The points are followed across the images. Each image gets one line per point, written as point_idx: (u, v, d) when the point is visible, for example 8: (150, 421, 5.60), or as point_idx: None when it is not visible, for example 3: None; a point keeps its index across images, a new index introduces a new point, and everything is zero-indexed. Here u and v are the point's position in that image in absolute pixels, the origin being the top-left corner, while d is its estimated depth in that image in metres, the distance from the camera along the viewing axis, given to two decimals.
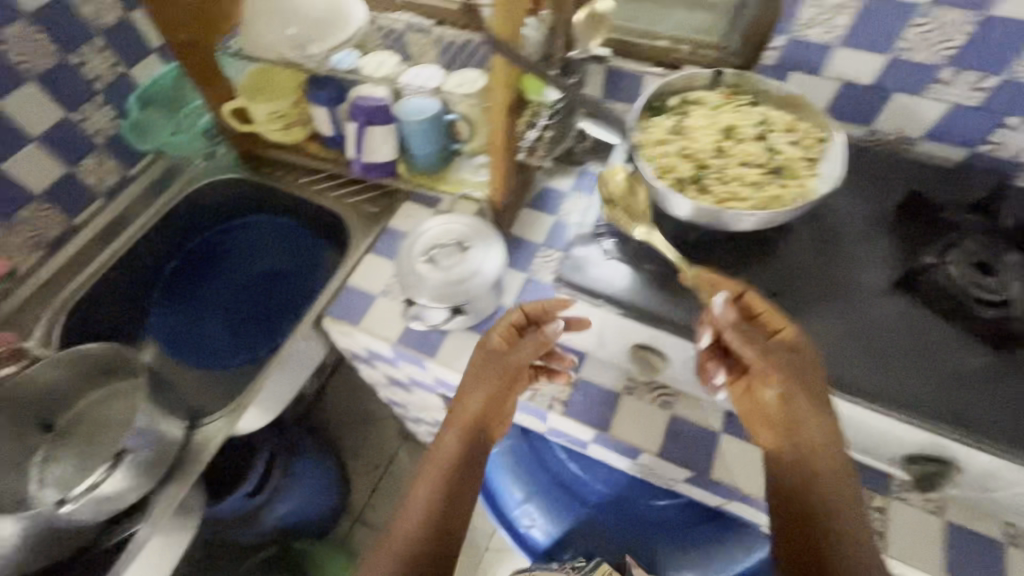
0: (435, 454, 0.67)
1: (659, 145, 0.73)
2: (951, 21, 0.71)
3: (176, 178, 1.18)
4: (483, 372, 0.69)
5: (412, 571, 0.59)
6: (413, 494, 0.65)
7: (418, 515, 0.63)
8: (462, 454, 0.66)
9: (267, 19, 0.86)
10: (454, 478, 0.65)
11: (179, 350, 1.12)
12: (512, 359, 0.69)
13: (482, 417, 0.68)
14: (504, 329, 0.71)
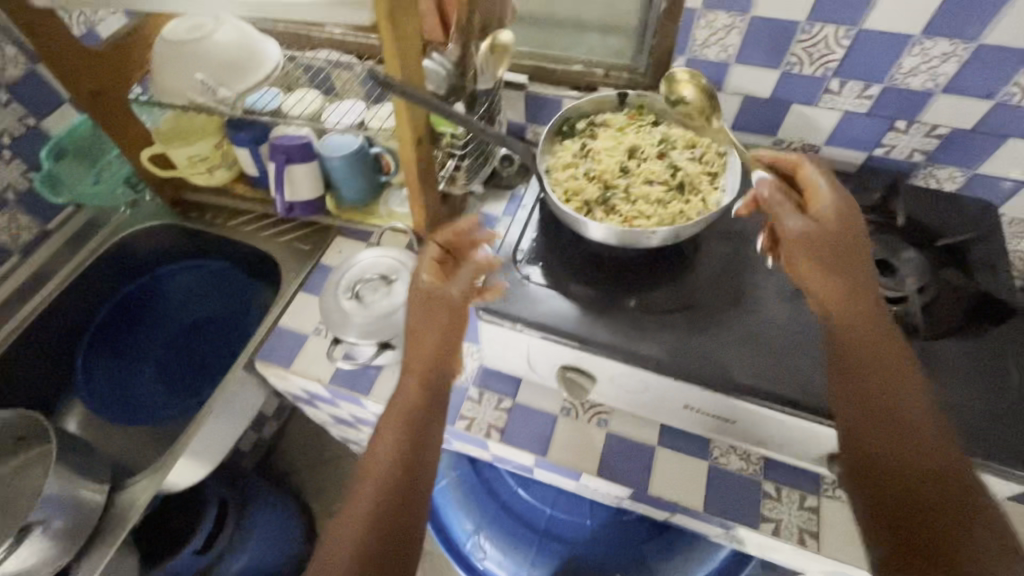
0: (402, 402, 0.61)
1: (567, 170, 0.75)
2: (828, 35, 0.75)
3: (100, 229, 1.13)
4: (427, 309, 0.64)
5: (380, 533, 0.52)
6: (374, 452, 0.58)
7: (386, 468, 0.56)
8: (420, 399, 0.61)
9: (176, 66, 0.86)
10: (415, 425, 0.59)
11: (107, 407, 1.06)
12: (451, 290, 0.65)
13: (438, 355, 0.63)
14: (432, 261, 0.68)
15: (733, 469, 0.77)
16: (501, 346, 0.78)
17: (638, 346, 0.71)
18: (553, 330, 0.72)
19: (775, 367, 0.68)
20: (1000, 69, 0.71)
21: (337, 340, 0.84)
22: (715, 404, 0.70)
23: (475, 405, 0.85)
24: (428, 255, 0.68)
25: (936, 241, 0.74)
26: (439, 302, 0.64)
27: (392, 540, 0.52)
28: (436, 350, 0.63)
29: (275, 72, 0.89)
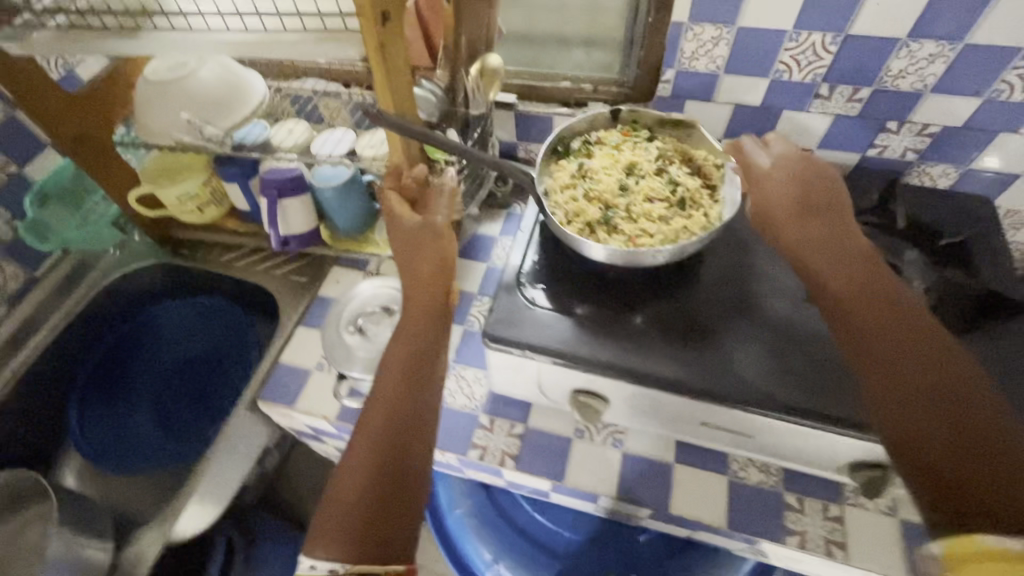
0: (406, 331, 0.71)
1: (566, 191, 0.75)
2: (815, 42, 0.75)
3: (89, 272, 1.10)
4: (415, 248, 0.74)
5: (392, 441, 0.64)
6: (384, 372, 0.69)
7: (392, 384, 0.68)
8: (422, 327, 0.71)
9: (159, 107, 0.84)
10: (416, 353, 0.70)
11: (106, 456, 1.03)
12: (428, 226, 0.74)
13: (434, 290, 0.72)
14: (398, 203, 0.76)
15: (752, 482, 0.76)
16: (510, 372, 0.77)
17: (645, 364, 0.70)
18: (563, 354, 0.71)
19: (787, 375, 0.68)
20: (987, 67, 0.72)
21: (341, 376, 0.83)
22: (734, 419, 0.70)
23: (486, 432, 0.84)
24: (391, 199, 0.76)
25: (938, 239, 0.74)
26: (423, 241, 0.74)
27: (400, 443, 0.64)
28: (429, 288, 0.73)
29: (263, 106, 0.88)
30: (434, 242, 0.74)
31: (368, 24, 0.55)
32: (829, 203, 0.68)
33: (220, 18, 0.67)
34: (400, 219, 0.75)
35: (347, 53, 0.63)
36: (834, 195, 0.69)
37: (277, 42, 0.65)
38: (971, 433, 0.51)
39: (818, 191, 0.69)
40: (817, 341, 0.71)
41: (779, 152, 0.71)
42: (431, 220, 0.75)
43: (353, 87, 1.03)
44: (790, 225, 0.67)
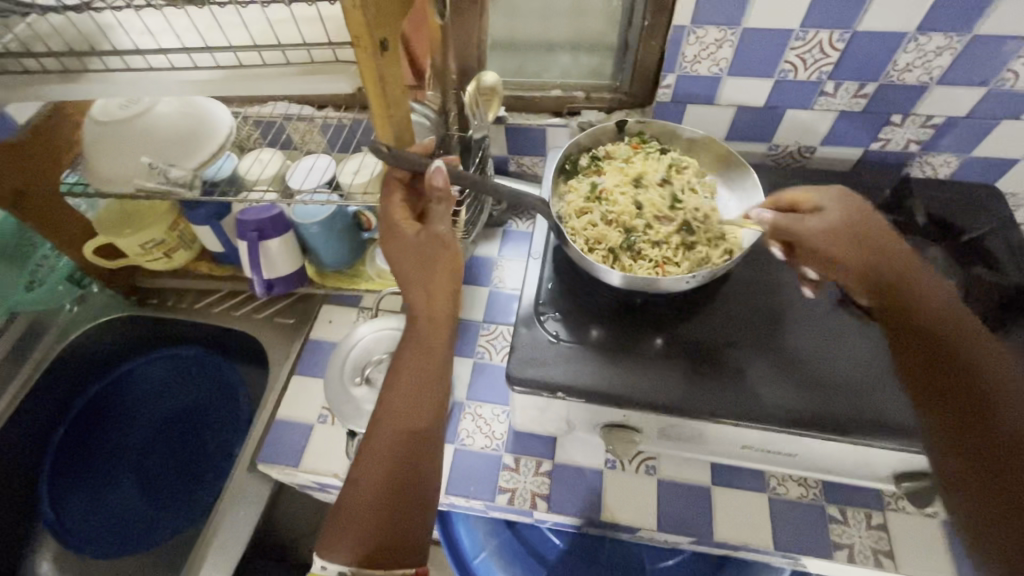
0: (414, 353, 0.61)
1: (583, 215, 0.73)
2: (823, 39, 0.73)
3: (47, 334, 0.99)
4: (422, 263, 0.61)
5: (397, 473, 0.57)
6: (389, 397, 0.60)
7: (401, 414, 0.59)
8: (433, 348, 0.61)
9: (112, 151, 0.74)
10: (427, 382, 0.60)
11: (86, 536, 0.93)
12: (435, 238, 0.60)
13: (446, 305, 0.61)
14: (400, 204, 0.63)
15: (793, 498, 0.75)
16: (537, 412, 0.73)
17: (678, 392, 0.67)
18: (596, 393, 0.67)
19: (824, 390, 0.66)
20: (993, 57, 0.71)
21: (351, 432, 0.76)
22: (775, 442, 0.67)
23: (513, 473, 0.79)
24: (393, 201, 0.63)
25: (958, 236, 0.78)
26: (431, 256, 0.60)
27: (409, 479, 0.58)
28: (438, 306, 0.61)
29: (231, 138, 0.78)
30: (446, 254, 0.61)
31: (366, 51, 0.49)
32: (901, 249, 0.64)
33: (182, 51, 0.59)
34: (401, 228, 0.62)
35: (337, 85, 0.56)
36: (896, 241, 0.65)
37: (253, 76, 0.57)
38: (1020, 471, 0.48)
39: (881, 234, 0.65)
40: (838, 345, 0.70)
41: (843, 203, 0.67)
42: (433, 232, 0.60)
43: (327, 108, 0.95)
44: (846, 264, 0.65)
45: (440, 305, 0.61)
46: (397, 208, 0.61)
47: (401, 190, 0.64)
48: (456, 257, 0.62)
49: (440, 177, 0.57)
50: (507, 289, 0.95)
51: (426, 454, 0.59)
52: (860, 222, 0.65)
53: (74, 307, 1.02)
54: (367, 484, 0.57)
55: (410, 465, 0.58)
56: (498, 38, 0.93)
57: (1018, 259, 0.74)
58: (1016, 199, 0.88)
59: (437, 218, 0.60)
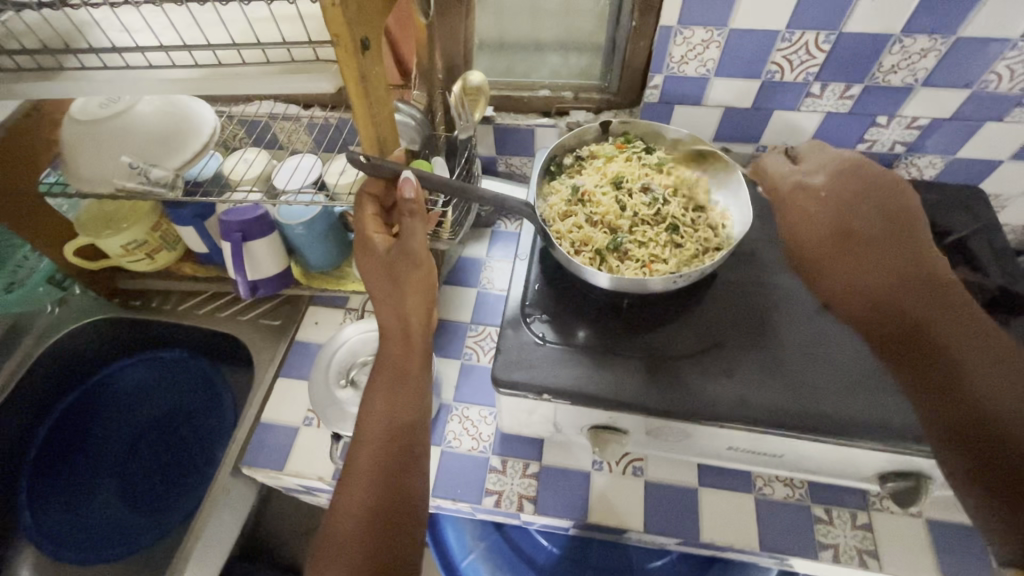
0: (387, 370, 0.62)
1: (568, 217, 0.73)
2: (808, 41, 0.73)
3: (28, 335, 0.97)
4: (392, 278, 0.62)
5: (384, 490, 0.56)
6: (368, 417, 0.61)
7: (382, 429, 0.60)
8: (409, 361, 0.62)
9: (92, 151, 0.73)
10: (404, 395, 0.61)
11: (68, 542, 0.92)
12: (408, 254, 0.61)
13: (418, 320, 0.63)
14: (372, 217, 0.64)
15: (778, 498, 0.75)
16: (523, 414, 0.73)
17: (665, 394, 0.67)
18: (582, 395, 0.67)
19: (806, 391, 0.66)
20: (976, 59, 0.71)
21: (336, 435, 0.75)
22: (760, 442, 0.67)
23: (500, 475, 0.78)
24: (365, 214, 0.64)
25: (943, 238, 0.78)
26: (403, 271, 0.61)
27: (397, 492, 0.56)
28: (412, 323, 0.63)
29: (214, 138, 0.77)
30: (419, 271, 0.62)
31: (347, 50, 0.48)
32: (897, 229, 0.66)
33: (160, 49, 0.58)
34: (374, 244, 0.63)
35: (320, 84, 0.55)
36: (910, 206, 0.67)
37: (233, 76, 0.56)
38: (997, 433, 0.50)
39: (875, 208, 0.67)
40: (820, 353, 0.69)
41: (828, 183, 0.69)
42: (407, 248, 0.61)
43: (313, 107, 0.94)
44: (817, 248, 0.68)
45: (413, 322, 0.63)
46: (370, 220, 0.62)
47: (374, 204, 0.65)
48: (428, 273, 0.63)
49: (411, 184, 0.58)
50: (495, 289, 0.95)
51: (411, 467, 0.58)
52: (850, 197, 0.68)
53: (55, 309, 1.00)
54: (355, 505, 0.55)
55: (397, 479, 0.57)
56: (485, 38, 0.92)
57: (1000, 259, 0.75)
58: (999, 200, 0.89)
59: (408, 233, 0.61)
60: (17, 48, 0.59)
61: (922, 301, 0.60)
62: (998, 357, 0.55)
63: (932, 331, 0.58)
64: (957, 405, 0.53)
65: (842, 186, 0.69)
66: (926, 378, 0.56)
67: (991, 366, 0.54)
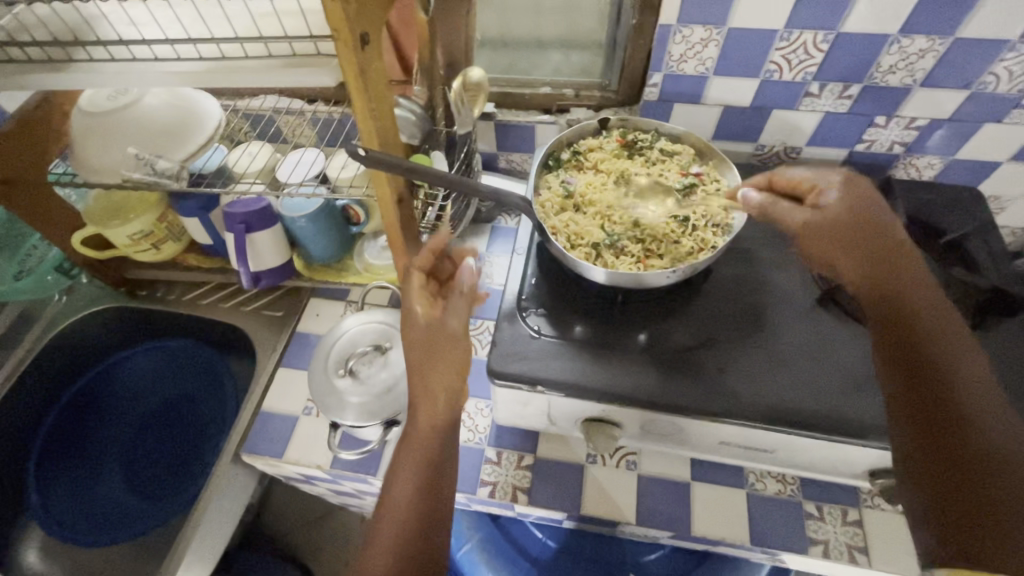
0: (411, 448, 0.57)
1: (562, 212, 0.74)
2: (807, 40, 0.73)
3: (37, 322, 1.00)
4: (429, 349, 0.59)
5: None
6: (388, 502, 0.55)
7: (404, 514, 0.54)
8: (435, 441, 0.58)
9: (100, 141, 0.74)
10: (431, 477, 0.56)
11: (74, 525, 0.94)
12: (447, 333, 0.60)
13: (449, 397, 0.58)
14: (419, 289, 0.64)
15: (770, 493, 0.76)
16: (519, 406, 0.74)
17: (655, 385, 0.68)
18: (574, 386, 0.68)
19: (804, 391, 0.66)
20: (975, 60, 0.71)
21: (334, 425, 0.76)
22: (754, 437, 0.68)
23: (494, 467, 0.80)
24: (413, 283, 0.64)
25: (938, 237, 0.79)
26: (443, 346, 0.59)
27: None
28: (444, 400, 0.58)
29: (220, 131, 0.79)
30: (458, 350, 0.60)
31: (348, 44, 0.49)
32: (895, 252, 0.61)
33: (167, 43, 0.59)
34: (415, 315, 0.62)
35: (321, 79, 0.56)
36: (897, 230, 0.63)
37: (238, 69, 0.58)
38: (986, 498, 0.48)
39: (873, 226, 0.62)
40: (823, 357, 0.69)
41: (841, 186, 0.65)
42: (447, 324, 0.61)
43: (317, 102, 0.95)
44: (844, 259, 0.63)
45: (444, 399, 0.58)
46: (417, 289, 0.63)
47: (420, 277, 0.65)
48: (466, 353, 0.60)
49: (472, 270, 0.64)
50: (494, 284, 0.95)
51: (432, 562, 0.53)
52: (858, 217, 0.63)
53: (64, 297, 1.02)
54: None
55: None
56: (488, 35, 0.93)
57: (998, 262, 0.75)
58: (998, 201, 0.89)
59: (454, 313, 0.62)
60: (28, 40, 0.60)
61: (928, 329, 0.56)
62: (993, 408, 0.52)
63: (944, 373, 0.54)
64: (949, 455, 0.50)
65: (861, 206, 0.63)
66: (925, 414, 0.53)
67: (994, 422, 0.51)
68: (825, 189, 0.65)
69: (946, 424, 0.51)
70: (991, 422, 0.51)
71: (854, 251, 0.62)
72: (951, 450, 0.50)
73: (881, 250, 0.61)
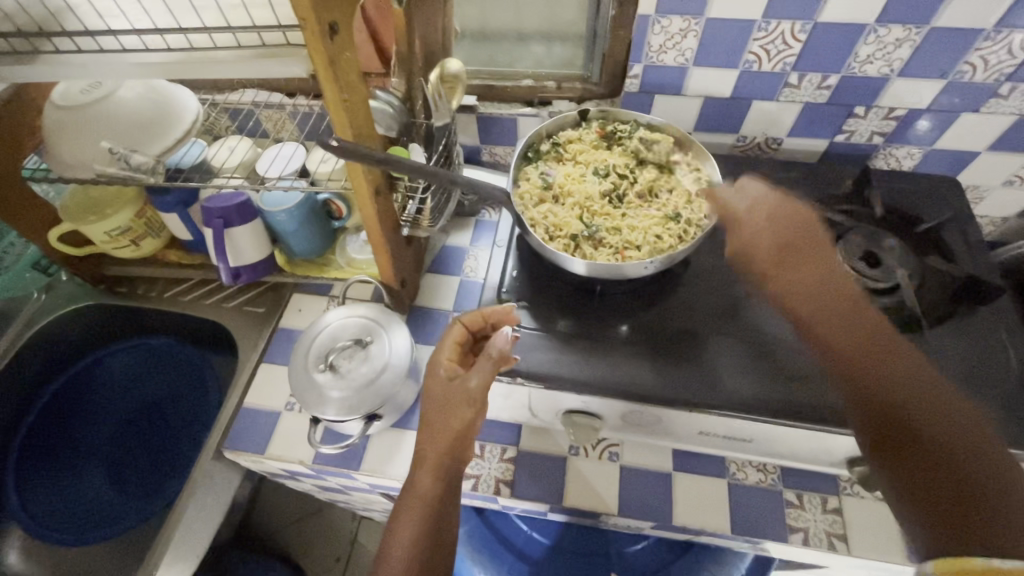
0: (413, 498, 0.62)
1: (541, 204, 0.74)
2: (785, 30, 0.73)
3: (14, 320, 0.99)
4: (444, 409, 0.60)
5: None
6: (390, 546, 0.60)
7: (403, 560, 0.59)
8: (434, 498, 0.62)
9: (72, 136, 0.73)
10: (431, 528, 0.61)
11: (54, 524, 0.93)
12: (464, 392, 0.60)
13: (449, 458, 0.62)
14: (456, 343, 0.66)
15: (751, 482, 0.76)
16: (500, 399, 0.73)
17: (634, 376, 0.68)
18: (554, 379, 0.68)
19: (781, 381, 0.67)
20: (950, 49, 0.72)
21: (315, 419, 0.76)
22: (735, 428, 0.68)
23: (477, 460, 0.79)
24: (449, 335, 0.66)
25: (916, 226, 0.79)
26: (456, 409, 0.60)
27: None
28: (448, 456, 0.62)
29: (197, 124, 0.78)
30: (468, 411, 0.60)
31: (315, 33, 0.49)
32: (816, 253, 0.65)
33: (135, 34, 0.59)
34: (440, 365, 0.63)
35: (292, 69, 0.56)
36: (815, 236, 0.66)
37: (207, 59, 0.57)
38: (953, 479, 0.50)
39: (796, 237, 0.66)
40: (806, 345, 0.69)
41: (750, 198, 0.68)
42: (466, 386, 0.60)
43: (297, 96, 0.94)
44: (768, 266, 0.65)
45: (450, 455, 0.62)
46: (452, 344, 0.65)
47: (459, 332, 0.66)
48: (478, 416, 0.61)
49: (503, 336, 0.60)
50: (478, 278, 0.95)
51: None
52: (776, 230, 0.66)
53: (42, 295, 1.01)
54: None
55: None
56: (468, 27, 0.93)
57: (974, 251, 0.76)
58: (977, 191, 0.90)
59: (474, 371, 0.60)
60: None
61: (852, 332, 0.60)
62: (930, 390, 0.55)
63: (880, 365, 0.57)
64: (906, 447, 0.53)
65: (775, 215, 0.67)
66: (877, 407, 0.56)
67: (935, 404, 0.54)
68: (737, 201, 0.68)
69: (894, 420, 0.54)
70: (937, 400, 0.55)
71: (779, 256, 0.65)
72: (907, 443, 0.53)
73: (804, 260, 0.65)
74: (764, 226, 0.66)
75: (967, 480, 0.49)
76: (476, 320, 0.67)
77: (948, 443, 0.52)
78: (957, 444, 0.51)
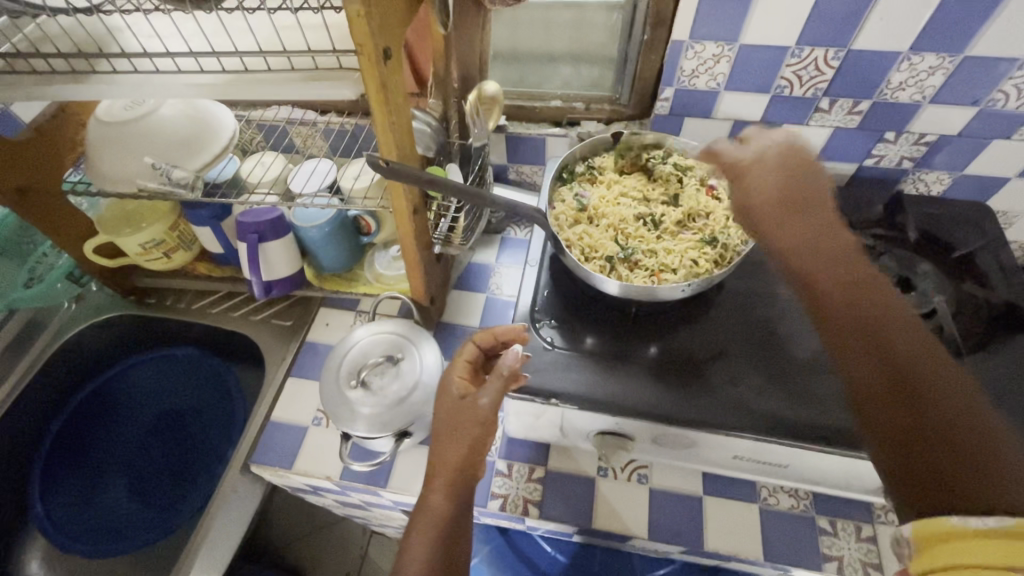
0: (425, 515, 0.59)
1: (576, 225, 0.75)
2: (818, 57, 0.74)
3: (42, 330, 0.99)
4: (456, 422, 0.61)
5: None
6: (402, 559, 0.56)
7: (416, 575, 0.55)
8: (450, 514, 0.59)
9: (116, 150, 0.75)
10: (445, 548, 0.57)
11: (78, 534, 0.93)
12: (476, 409, 0.61)
13: (463, 472, 0.61)
14: (466, 365, 0.67)
15: (782, 508, 0.75)
16: (531, 418, 0.73)
17: (665, 399, 0.68)
18: (588, 400, 0.68)
19: (807, 404, 0.66)
20: (983, 77, 0.72)
21: (345, 435, 0.76)
22: (759, 450, 0.67)
23: (505, 479, 0.79)
24: (461, 355, 0.67)
25: (950, 252, 0.79)
26: (466, 423, 0.61)
27: None
28: (462, 471, 0.61)
29: (234, 140, 0.80)
30: (479, 428, 0.61)
31: (370, 58, 0.50)
32: (819, 206, 0.58)
33: (189, 54, 0.60)
34: (451, 385, 0.65)
35: (341, 92, 0.57)
36: (823, 190, 0.59)
37: (258, 80, 0.58)
38: (959, 445, 0.44)
39: (803, 188, 0.58)
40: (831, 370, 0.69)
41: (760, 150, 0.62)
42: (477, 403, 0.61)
43: (330, 113, 0.96)
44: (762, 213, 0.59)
45: (464, 470, 0.61)
46: (463, 363, 0.66)
47: (470, 352, 0.67)
48: (488, 431, 0.61)
49: (514, 353, 0.62)
50: (504, 296, 0.95)
51: None
52: (783, 178, 0.59)
53: (73, 305, 1.02)
54: None
55: None
56: (500, 49, 0.94)
57: (1008, 277, 0.75)
58: (1007, 217, 0.90)
59: (485, 390, 0.62)
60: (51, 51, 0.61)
61: (856, 292, 0.53)
62: (930, 353, 0.49)
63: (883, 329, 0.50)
64: (904, 419, 0.47)
65: (783, 159, 0.60)
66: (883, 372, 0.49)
67: (936, 370, 0.48)
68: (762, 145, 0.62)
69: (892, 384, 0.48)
70: (943, 368, 0.48)
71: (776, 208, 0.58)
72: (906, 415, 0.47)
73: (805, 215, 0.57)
74: (780, 162, 0.60)
75: (975, 445, 0.44)
76: (487, 342, 0.68)
77: (950, 414, 0.46)
78: (964, 411, 0.46)
